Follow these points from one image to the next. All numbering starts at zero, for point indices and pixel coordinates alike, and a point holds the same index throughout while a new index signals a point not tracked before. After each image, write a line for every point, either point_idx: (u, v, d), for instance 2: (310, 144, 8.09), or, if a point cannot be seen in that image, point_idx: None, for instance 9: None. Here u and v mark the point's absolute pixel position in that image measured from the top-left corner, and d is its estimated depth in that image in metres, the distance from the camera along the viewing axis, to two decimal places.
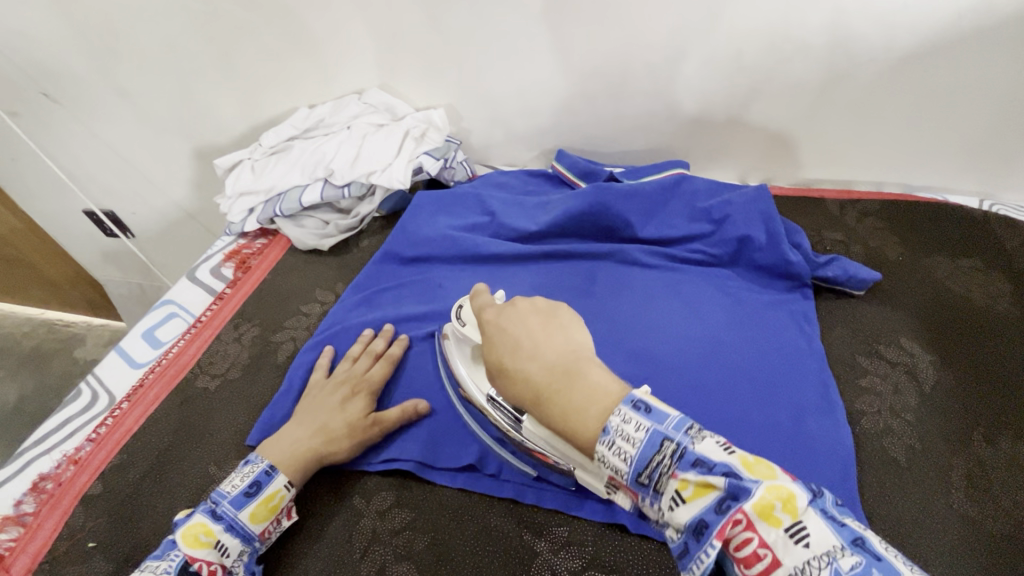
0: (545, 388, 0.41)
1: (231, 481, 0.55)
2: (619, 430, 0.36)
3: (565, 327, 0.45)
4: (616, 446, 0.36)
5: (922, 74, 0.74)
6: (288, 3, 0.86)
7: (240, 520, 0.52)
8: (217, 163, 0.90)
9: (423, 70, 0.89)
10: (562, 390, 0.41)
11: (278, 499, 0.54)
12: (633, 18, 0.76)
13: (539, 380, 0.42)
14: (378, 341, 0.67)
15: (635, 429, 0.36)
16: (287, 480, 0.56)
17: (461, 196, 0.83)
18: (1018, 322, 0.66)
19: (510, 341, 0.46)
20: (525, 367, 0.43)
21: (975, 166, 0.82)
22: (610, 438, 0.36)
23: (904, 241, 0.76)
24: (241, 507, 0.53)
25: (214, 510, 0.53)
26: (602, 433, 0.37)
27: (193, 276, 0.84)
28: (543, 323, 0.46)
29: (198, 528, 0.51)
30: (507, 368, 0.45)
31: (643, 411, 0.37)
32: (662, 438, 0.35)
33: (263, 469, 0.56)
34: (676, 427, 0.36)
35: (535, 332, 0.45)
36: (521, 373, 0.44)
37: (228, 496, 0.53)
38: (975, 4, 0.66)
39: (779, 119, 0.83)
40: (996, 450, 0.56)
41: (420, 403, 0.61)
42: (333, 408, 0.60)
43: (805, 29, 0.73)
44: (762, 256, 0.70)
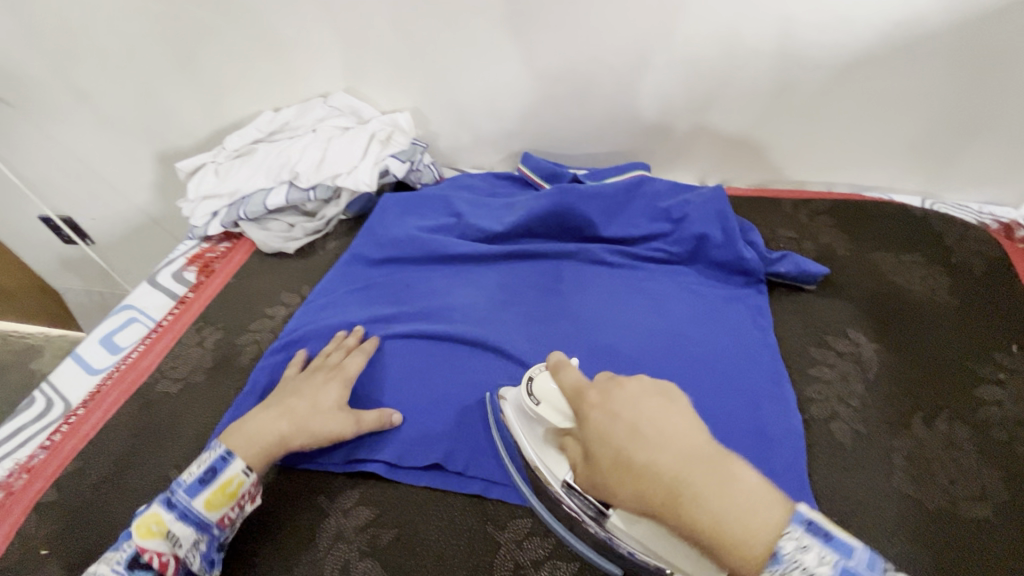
0: (685, 491, 0.38)
1: (187, 468, 0.54)
2: (799, 562, 0.34)
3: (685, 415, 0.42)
4: None
5: (865, 80, 0.78)
6: (252, 7, 0.86)
7: (194, 508, 0.51)
8: (179, 166, 0.88)
9: (389, 74, 0.90)
10: (706, 494, 0.37)
11: (235, 485, 0.53)
12: (593, 25, 0.79)
13: (676, 480, 0.38)
14: (354, 336, 0.67)
15: (818, 563, 0.34)
16: (245, 466, 0.54)
17: (429, 198, 0.83)
18: (956, 313, 0.70)
19: (628, 429, 0.42)
20: (653, 462, 0.39)
21: (917, 167, 0.87)
22: (783, 568, 0.34)
23: (853, 238, 0.80)
24: (195, 494, 0.52)
25: (169, 498, 0.52)
26: (771, 560, 0.34)
27: (154, 280, 0.83)
28: (663, 408, 0.42)
29: (151, 518, 0.50)
30: (633, 461, 0.40)
31: (824, 539, 0.34)
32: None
33: (218, 454, 0.54)
34: (865, 564, 0.34)
35: (656, 419, 0.42)
36: (647, 466, 0.40)
37: (183, 484, 0.52)
38: (910, 15, 0.71)
39: (734, 122, 0.86)
40: (935, 432, 0.59)
41: (395, 415, 0.60)
42: (307, 396, 0.59)
43: (756, 37, 0.76)
44: (718, 253, 0.73)
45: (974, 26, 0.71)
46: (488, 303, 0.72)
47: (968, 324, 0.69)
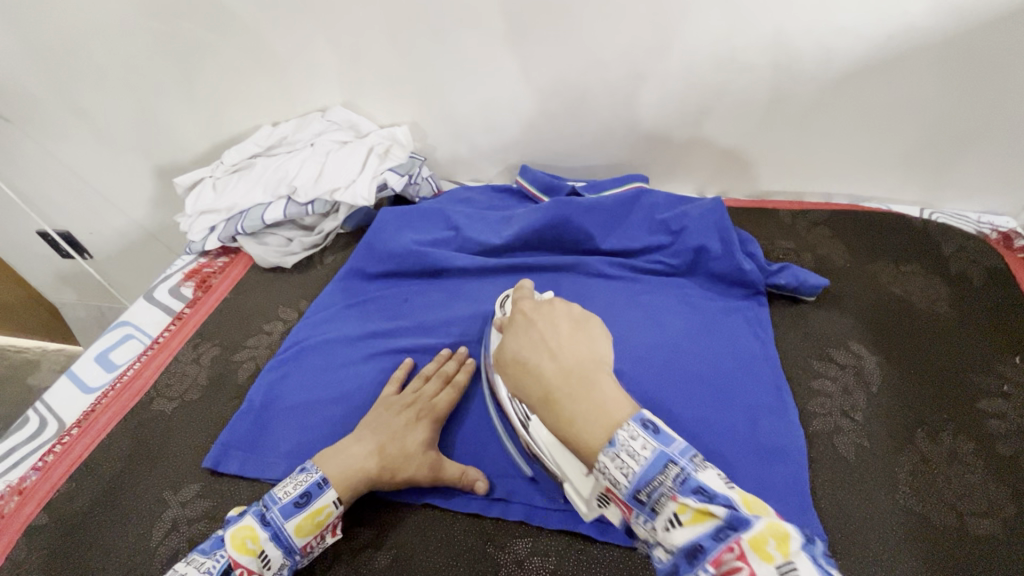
0: (557, 388, 0.42)
1: (285, 487, 0.54)
2: (625, 445, 0.38)
3: (591, 340, 0.45)
4: (619, 459, 0.37)
5: (860, 91, 0.78)
6: (250, 24, 0.86)
7: (286, 531, 0.51)
8: (177, 181, 0.88)
9: (386, 88, 0.91)
10: (573, 394, 0.41)
11: (324, 515, 0.52)
12: (589, 39, 0.79)
13: (552, 377, 0.43)
14: (450, 364, 0.64)
15: (641, 446, 0.37)
16: (337, 497, 0.53)
17: (426, 211, 0.83)
18: (957, 324, 0.70)
19: (535, 336, 0.46)
20: (540, 361, 0.44)
21: (913, 177, 0.87)
22: (614, 450, 0.38)
23: (851, 248, 0.80)
24: (289, 517, 0.51)
25: (263, 514, 0.52)
26: (607, 444, 0.38)
27: (151, 296, 0.82)
28: (571, 331, 0.46)
29: (247, 532, 0.51)
30: (525, 359, 0.45)
31: (651, 431, 0.38)
32: (666, 460, 0.37)
33: (315, 480, 0.54)
34: (681, 452, 0.37)
35: (563, 335, 0.46)
36: (534, 368, 0.44)
37: (278, 503, 0.52)
38: (903, 27, 0.71)
39: (731, 134, 0.86)
40: (939, 446, 0.58)
41: (480, 482, 0.56)
42: (396, 431, 0.57)
43: (751, 50, 0.76)
44: (718, 265, 0.73)
45: (968, 37, 0.71)
46: (487, 317, 0.71)
47: (968, 334, 0.68)
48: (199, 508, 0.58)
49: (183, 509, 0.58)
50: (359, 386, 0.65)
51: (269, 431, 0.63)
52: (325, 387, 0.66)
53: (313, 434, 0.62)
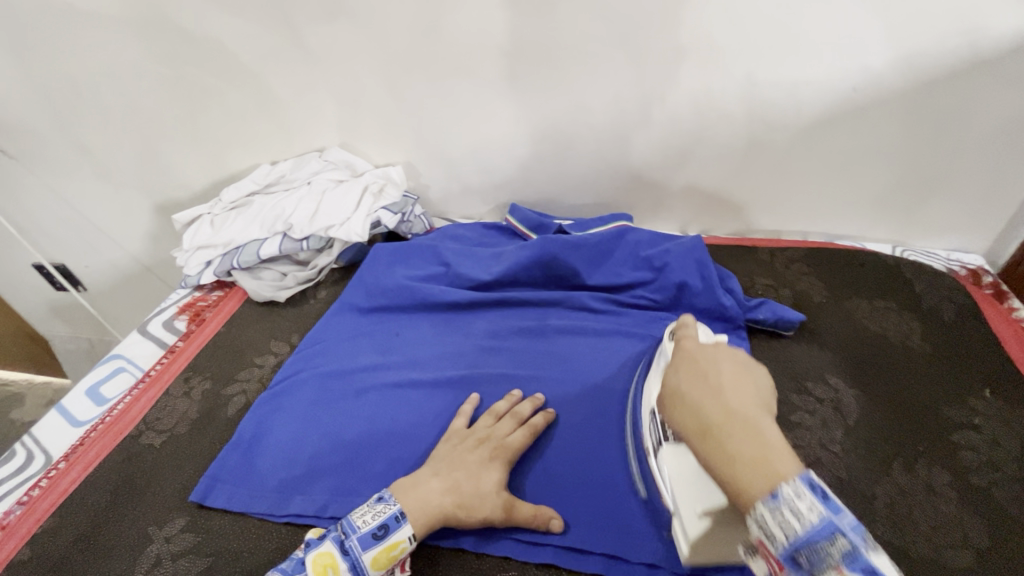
0: (718, 427, 0.40)
1: (363, 515, 0.54)
2: (788, 502, 0.35)
3: (755, 382, 0.44)
4: (781, 515, 0.35)
5: (828, 138, 0.83)
6: (254, 70, 0.91)
7: (363, 562, 0.52)
8: (175, 218, 0.91)
9: (381, 130, 0.95)
10: (736, 435, 0.39)
11: (399, 550, 0.53)
12: (574, 88, 0.84)
13: (715, 414, 0.41)
14: (525, 405, 0.64)
15: (808, 509, 0.34)
16: (412, 533, 0.53)
17: (419, 248, 0.86)
18: (930, 357, 0.72)
19: (697, 368, 0.45)
20: (702, 397, 0.42)
21: (884, 216, 0.91)
22: (778, 505, 0.35)
23: (828, 285, 0.83)
24: (367, 548, 0.52)
25: (343, 542, 0.53)
26: (769, 496, 0.36)
27: (145, 329, 0.84)
28: (736, 370, 0.44)
29: (327, 560, 0.52)
30: (686, 394, 0.44)
31: (819, 494, 0.35)
32: (834, 529, 0.34)
33: (393, 513, 0.54)
34: (851, 527, 0.34)
35: (727, 371, 0.44)
36: (694, 404, 0.42)
37: (357, 533, 0.53)
38: (866, 80, 0.77)
39: (710, 176, 0.91)
40: (915, 477, 0.60)
41: (554, 518, 0.56)
42: (471, 467, 0.57)
43: (726, 100, 0.82)
44: (700, 301, 0.75)
45: (926, 88, 0.76)
46: (477, 351, 0.73)
47: (942, 368, 0.71)
48: (183, 543, 0.58)
49: (167, 545, 0.58)
50: (348, 420, 0.66)
51: (256, 464, 0.63)
52: (315, 421, 0.66)
53: (299, 469, 0.62)
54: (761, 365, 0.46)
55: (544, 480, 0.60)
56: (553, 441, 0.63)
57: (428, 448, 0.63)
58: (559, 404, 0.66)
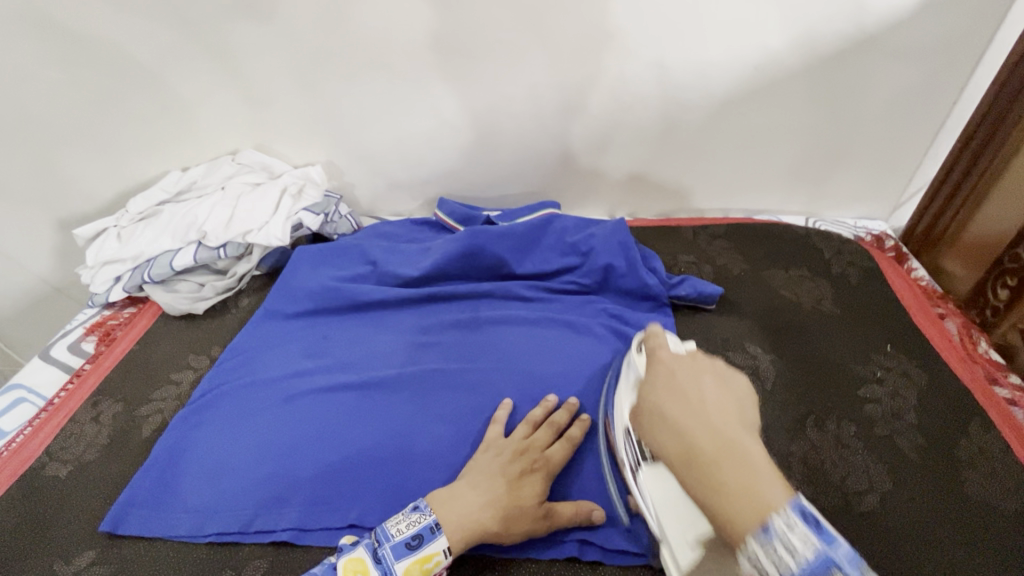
0: (703, 452, 0.40)
1: (398, 523, 0.53)
2: (781, 536, 0.35)
3: (738, 403, 0.45)
4: (775, 550, 0.35)
5: (738, 116, 0.87)
6: (152, 71, 0.86)
7: (395, 571, 0.51)
8: (77, 232, 0.85)
9: (297, 129, 0.91)
10: (720, 461, 0.39)
11: (432, 562, 0.52)
12: (491, 78, 0.84)
13: (699, 438, 0.41)
14: (561, 414, 0.61)
15: (801, 543, 0.34)
16: (448, 545, 0.52)
17: (345, 248, 0.84)
18: (838, 319, 0.77)
19: (679, 389, 0.46)
20: (684, 420, 0.43)
21: (796, 190, 0.96)
22: (770, 540, 0.35)
23: (746, 258, 0.87)
24: (400, 558, 0.51)
25: (376, 549, 0.52)
26: (760, 531, 0.36)
27: (47, 354, 0.78)
28: (716, 388, 0.46)
29: (359, 566, 0.52)
30: (667, 415, 0.44)
31: (812, 526, 0.35)
32: (826, 561, 0.34)
33: (428, 523, 0.53)
34: (846, 559, 0.34)
35: (706, 390, 0.45)
36: (675, 425, 0.43)
37: (390, 541, 0.52)
38: (767, 59, 0.80)
39: (632, 160, 0.92)
40: (826, 432, 0.63)
41: (596, 511, 0.56)
42: (510, 482, 0.55)
43: (638, 83, 0.83)
44: (625, 281, 0.77)
45: (821, 65, 0.80)
46: (407, 349, 0.72)
47: (850, 330, 0.75)
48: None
49: None
50: (274, 431, 0.63)
51: (174, 485, 0.60)
52: (238, 435, 0.63)
53: (221, 487, 0.59)
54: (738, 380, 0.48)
55: None
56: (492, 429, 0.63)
57: (356, 451, 0.61)
58: (490, 392, 0.66)
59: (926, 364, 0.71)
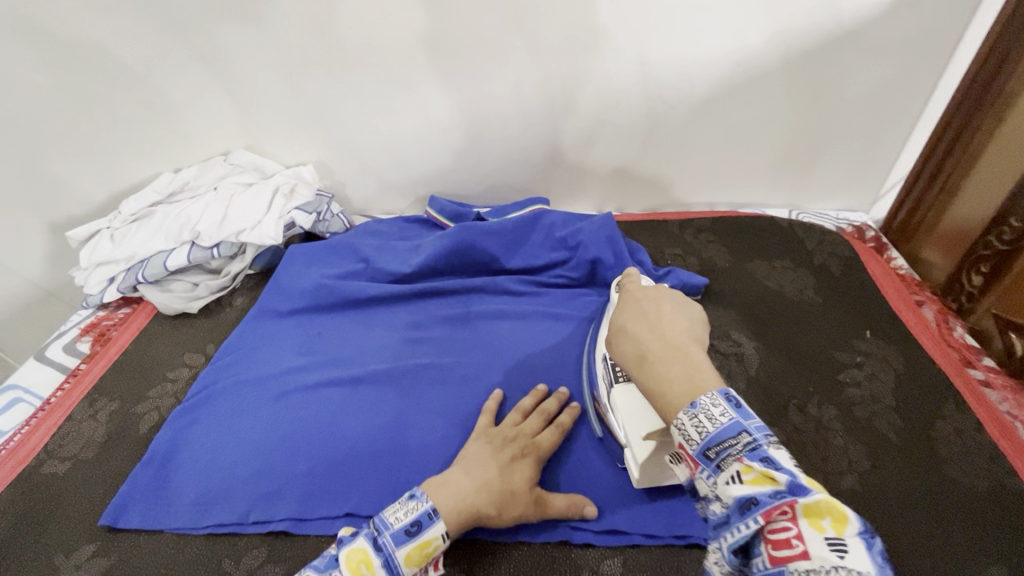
0: (652, 353, 0.45)
1: (395, 511, 0.51)
2: (704, 408, 0.39)
3: (690, 322, 0.49)
4: (697, 418, 0.38)
5: (720, 112, 0.89)
6: (143, 75, 0.87)
7: (397, 559, 0.48)
8: (70, 234, 0.85)
9: (288, 130, 0.93)
10: (667, 358, 0.44)
11: (432, 547, 0.50)
12: (479, 77, 0.86)
13: (650, 344, 0.46)
14: (550, 402, 0.63)
15: (720, 413, 0.38)
16: (445, 530, 0.51)
17: (337, 246, 0.85)
18: (820, 307, 0.79)
19: (640, 310, 0.50)
20: (640, 330, 0.48)
21: (779, 183, 0.98)
22: (695, 411, 0.39)
23: (730, 250, 0.89)
24: (401, 545, 0.49)
25: (376, 538, 0.49)
26: (689, 406, 0.39)
27: (43, 355, 0.78)
28: (672, 311, 0.50)
29: (360, 557, 0.48)
30: (627, 329, 0.49)
31: (732, 403, 0.39)
32: (740, 429, 0.37)
33: (426, 509, 0.51)
34: (757, 429, 0.37)
35: (663, 312, 0.49)
36: (631, 336, 0.48)
37: (390, 529, 0.49)
38: (747, 56, 0.82)
39: (618, 156, 0.94)
40: (807, 416, 0.65)
41: (588, 506, 0.57)
42: (502, 466, 0.55)
43: (623, 81, 0.85)
44: (613, 274, 0.79)
45: (799, 61, 0.83)
46: (400, 344, 0.74)
47: (832, 318, 0.78)
48: (94, 568, 0.55)
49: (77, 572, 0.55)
50: (270, 426, 0.65)
51: (173, 480, 0.61)
52: (236, 429, 0.65)
53: (219, 480, 0.60)
54: (696, 307, 0.52)
55: None
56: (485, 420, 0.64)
57: (352, 443, 0.63)
58: (482, 384, 0.68)
59: (903, 349, 0.73)
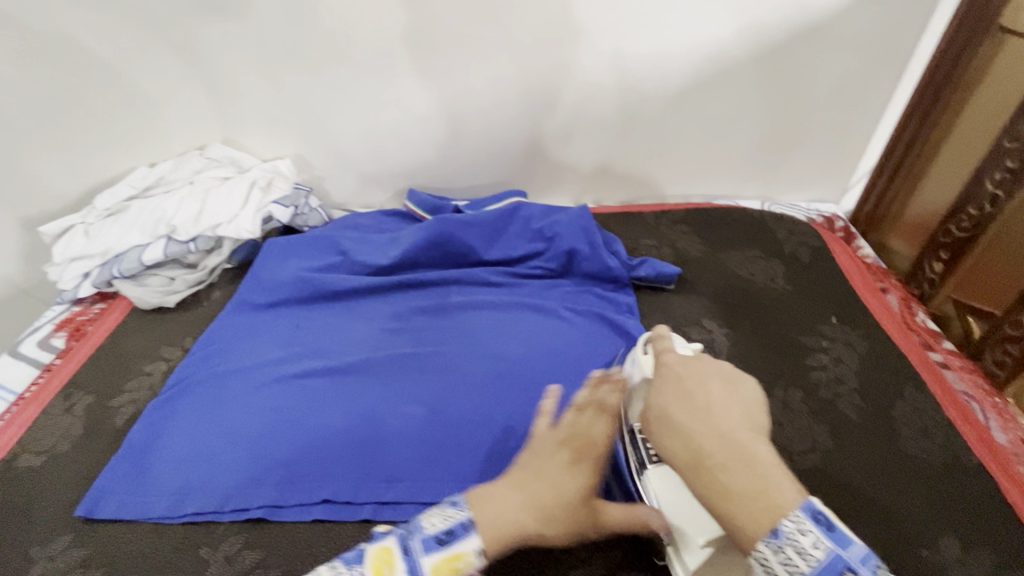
0: (710, 456, 0.37)
1: (429, 514, 0.43)
2: (791, 539, 0.33)
3: (745, 406, 0.40)
4: (785, 554, 0.33)
5: (693, 105, 0.90)
6: (116, 67, 0.86)
7: (422, 570, 0.40)
8: (42, 230, 0.84)
9: (265, 124, 0.92)
10: (730, 466, 0.37)
11: (466, 566, 0.40)
12: (455, 71, 0.86)
13: (706, 444, 0.38)
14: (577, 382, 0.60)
15: (812, 546, 0.33)
16: (482, 547, 0.41)
17: (314, 239, 0.86)
18: (789, 294, 0.82)
19: (682, 389, 0.41)
20: (690, 423, 0.39)
21: (752, 175, 1.00)
22: (781, 543, 0.33)
23: (704, 240, 0.91)
24: (429, 554, 0.40)
25: (405, 535, 0.42)
26: (771, 535, 0.34)
27: (16, 350, 0.78)
28: (723, 390, 0.41)
29: (385, 556, 0.41)
30: (673, 418, 0.40)
31: (824, 527, 0.33)
32: (841, 565, 0.32)
33: (461, 519, 0.42)
34: (858, 558, 0.33)
35: (713, 392, 0.41)
36: (680, 429, 0.39)
37: (422, 532, 0.41)
38: (717, 49, 0.84)
39: (595, 148, 0.96)
40: (774, 399, 0.68)
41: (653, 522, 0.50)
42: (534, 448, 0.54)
43: (597, 73, 0.87)
44: (589, 265, 0.80)
45: (768, 53, 0.85)
46: (379, 335, 0.74)
47: (801, 305, 0.80)
48: (71, 559, 0.56)
49: (54, 562, 0.55)
50: (248, 417, 0.65)
51: (149, 469, 0.61)
52: (215, 419, 0.65)
53: (197, 470, 0.61)
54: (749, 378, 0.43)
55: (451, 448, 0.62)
56: (462, 407, 0.66)
57: (330, 431, 0.63)
58: (459, 372, 0.69)
59: (868, 333, 0.76)
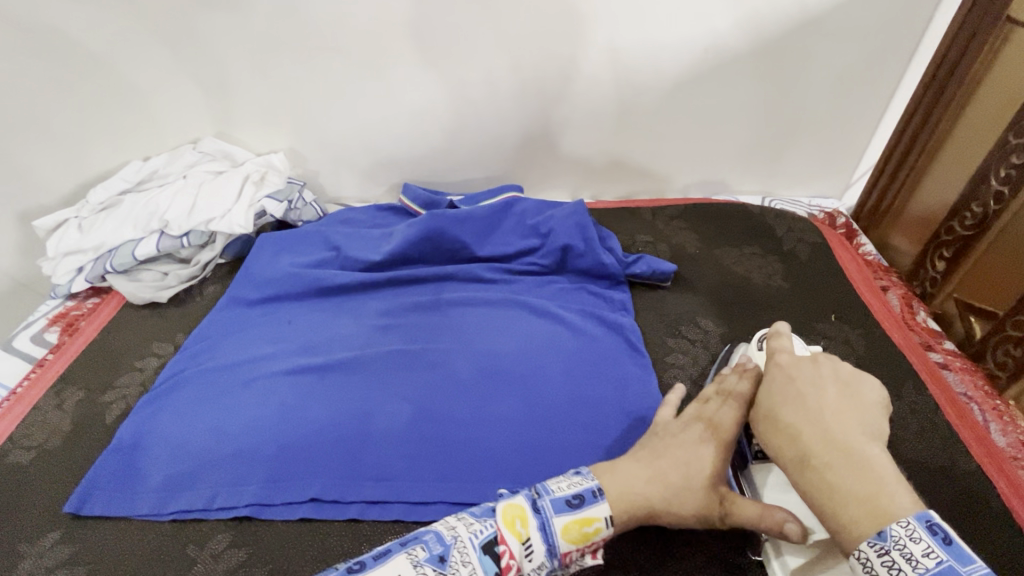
0: (815, 456, 0.40)
1: (557, 480, 0.48)
2: (898, 542, 0.34)
3: (862, 412, 0.43)
4: (892, 556, 0.34)
5: (690, 98, 0.89)
6: (106, 59, 0.85)
7: (553, 526, 0.45)
8: (35, 224, 0.84)
9: (259, 117, 0.92)
10: (836, 465, 0.39)
11: (592, 528, 0.46)
12: (448, 63, 0.85)
13: (813, 445, 0.41)
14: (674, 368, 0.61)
15: (923, 552, 0.33)
16: (609, 514, 0.47)
17: (307, 235, 0.85)
18: (785, 292, 0.80)
19: (793, 390, 0.45)
20: (800, 424, 0.42)
21: (752, 169, 0.98)
22: (887, 545, 0.34)
23: (700, 236, 0.89)
24: (560, 513, 0.45)
25: (535, 498, 0.46)
26: (876, 535, 0.35)
27: (10, 345, 0.78)
28: (838, 396, 0.44)
29: (517, 511, 0.45)
30: (781, 419, 0.44)
31: (940, 539, 0.34)
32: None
33: (590, 487, 0.48)
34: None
35: (828, 395, 0.44)
36: (791, 428, 0.43)
37: (551, 493, 0.46)
38: (713, 41, 0.82)
39: (591, 141, 0.94)
40: None
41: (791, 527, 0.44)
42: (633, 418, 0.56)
43: (590, 66, 0.85)
44: (583, 262, 0.79)
45: (766, 45, 0.83)
46: (369, 332, 0.74)
47: (798, 304, 0.79)
48: (57, 556, 0.56)
49: (41, 559, 0.55)
50: (236, 413, 0.65)
51: (137, 467, 0.61)
52: (204, 416, 0.65)
53: (184, 467, 0.61)
54: (865, 387, 0.45)
55: (438, 446, 0.62)
56: (451, 404, 0.65)
57: (317, 429, 0.63)
58: (449, 369, 0.68)
59: (867, 332, 0.75)
